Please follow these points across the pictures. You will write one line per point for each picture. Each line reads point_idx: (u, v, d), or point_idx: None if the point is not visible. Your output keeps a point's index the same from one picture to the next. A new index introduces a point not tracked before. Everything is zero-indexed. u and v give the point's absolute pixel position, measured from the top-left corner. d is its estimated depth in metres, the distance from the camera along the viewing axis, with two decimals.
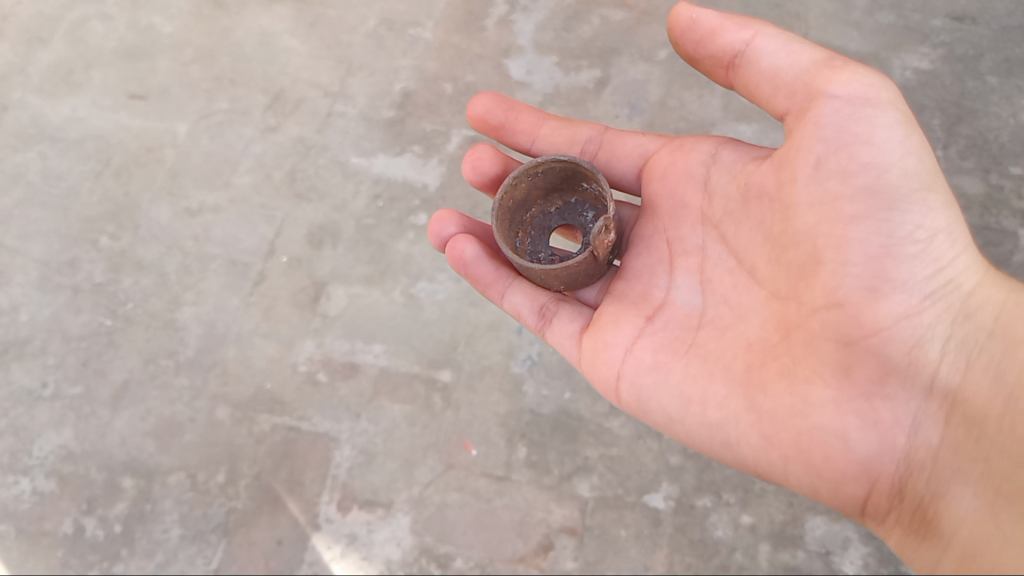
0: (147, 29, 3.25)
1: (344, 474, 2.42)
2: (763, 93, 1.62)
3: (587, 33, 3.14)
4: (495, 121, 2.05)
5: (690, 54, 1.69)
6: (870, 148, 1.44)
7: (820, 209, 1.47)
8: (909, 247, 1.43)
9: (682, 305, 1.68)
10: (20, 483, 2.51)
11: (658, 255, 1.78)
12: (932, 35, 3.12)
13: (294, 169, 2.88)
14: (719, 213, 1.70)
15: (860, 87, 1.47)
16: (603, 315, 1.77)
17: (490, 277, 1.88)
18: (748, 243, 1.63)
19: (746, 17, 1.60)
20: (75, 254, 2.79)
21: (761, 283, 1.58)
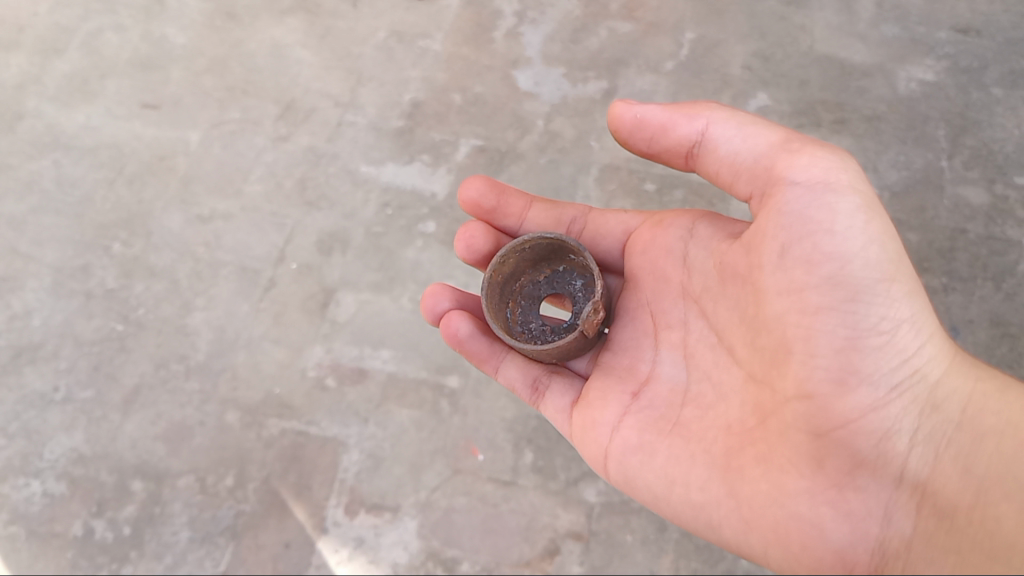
0: (160, 40, 3.30)
1: (352, 478, 2.44)
2: (728, 179, 1.60)
3: (594, 45, 3.19)
4: (487, 206, 2.02)
5: (644, 151, 1.69)
6: (833, 237, 1.40)
7: (789, 298, 1.42)
8: (876, 338, 1.38)
9: (666, 381, 1.64)
10: (30, 485, 2.53)
11: (643, 329, 1.76)
12: (937, 47, 3.15)
13: (304, 177, 2.92)
14: (699, 287, 1.67)
15: (820, 169, 1.44)
16: (590, 390, 1.75)
17: (484, 353, 1.89)
18: (726, 321, 1.58)
19: (695, 107, 1.59)
20: (89, 260, 2.83)
21: (739, 364, 1.53)
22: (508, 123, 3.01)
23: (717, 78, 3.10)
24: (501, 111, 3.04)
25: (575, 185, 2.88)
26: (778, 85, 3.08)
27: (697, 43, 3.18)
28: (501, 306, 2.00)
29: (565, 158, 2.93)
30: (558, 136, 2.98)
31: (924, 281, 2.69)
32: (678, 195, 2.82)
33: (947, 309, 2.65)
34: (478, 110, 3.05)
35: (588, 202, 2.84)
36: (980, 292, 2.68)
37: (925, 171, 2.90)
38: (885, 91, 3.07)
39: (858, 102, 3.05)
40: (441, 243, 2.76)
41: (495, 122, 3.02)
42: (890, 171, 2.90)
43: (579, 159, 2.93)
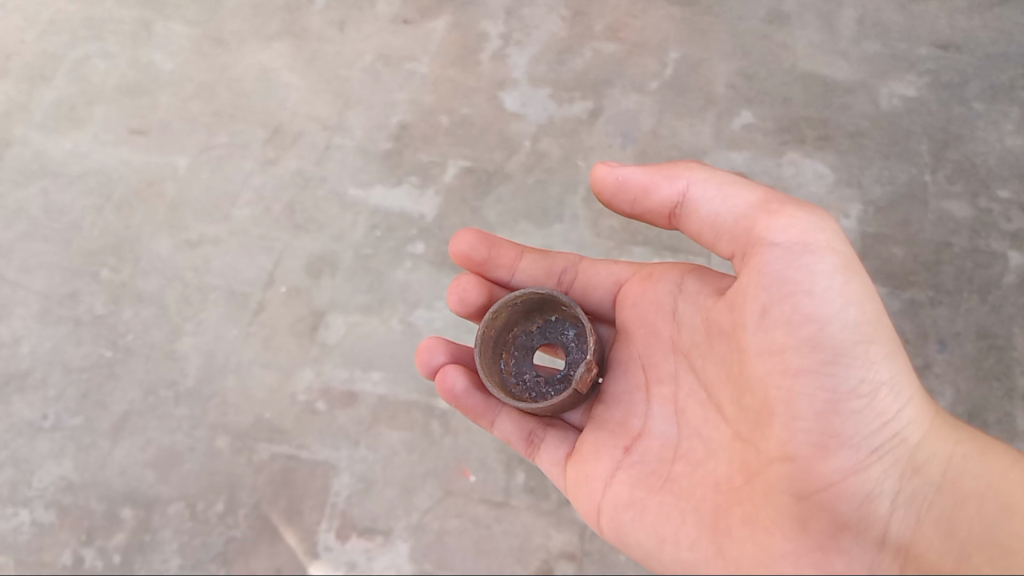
0: (148, 66, 3.32)
1: (343, 502, 2.43)
2: (710, 238, 1.63)
3: (579, 65, 3.22)
4: (478, 258, 2.01)
5: (628, 212, 1.74)
6: (811, 298, 1.43)
7: (770, 358, 1.45)
8: (854, 401, 1.42)
9: (658, 435, 1.64)
10: (19, 514, 2.51)
11: (635, 381, 1.76)
12: (918, 63, 3.20)
13: (293, 201, 2.93)
14: (688, 343, 1.68)
15: (797, 229, 1.47)
16: (584, 443, 1.76)
17: (480, 407, 1.92)
18: (714, 377, 1.60)
19: (676, 169, 1.63)
20: (77, 286, 2.82)
21: (727, 421, 1.54)
22: (495, 144, 3.03)
23: (702, 96, 3.14)
24: (488, 132, 3.06)
25: (563, 204, 2.90)
26: (762, 102, 3.11)
27: (681, 62, 3.22)
28: (494, 357, 2.02)
29: (553, 177, 2.95)
30: (545, 156, 3.00)
31: (911, 294, 2.71)
32: None
33: (933, 322, 2.67)
34: (465, 131, 3.07)
35: (575, 221, 2.86)
36: (966, 305, 2.70)
37: (909, 186, 2.92)
38: (869, 107, 3.10)
39: (841, 118, 3.08)
40: (430, 264, 2.77)
41: (482, 143, 3.03)
42: (874, 186, 2.93)
43: (566, 179, 2.95)
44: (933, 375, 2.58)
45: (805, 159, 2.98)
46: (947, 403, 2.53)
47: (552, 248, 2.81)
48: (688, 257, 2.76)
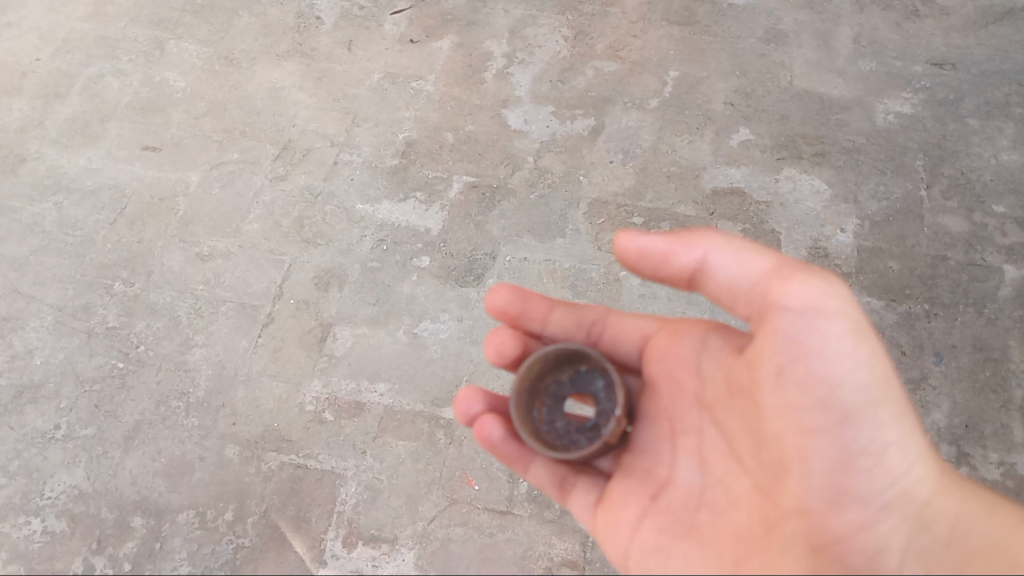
0: (160, 84, 3.41)
1: (350, 510, 2.45)
2: (727, 300, 1.61)
3: (581, 84, 3.33)
4: (513, 312, 1.96)
5: (646, 273, 1.73)
6: (822, 362, 1.43)
7: (784, 419, 1.48)
8: (864, 462, 1.47)
9: (682, 484, 1.65)
10: (31, 523, 2.48)
11: (661, 432, 1.72)
12: (913, 81, 3.29)
13: (302, 215, 3.01)
14: (711, 396, 1.66)
15: (810, 295, 1.44)
16: (614, 490, 1.76)
17: (514, 456, 1.88)
18: (735, 430, 1.60)
19: (693, 236, 1.62)
20: (90, 299, 2.87)
21: (746, 472, 1.58)
22: (499, 160, 3.11)
23: (701, 113, 3.22)
24: (492, 148, 3.15)
25: (565, 219, 2.96)
26: (760, 119, 3.19)
27: (680, 81, 3.32)
28: None
29: (555, 193, 3.03)
30: (548, 172, 3.08)
31: (907, 307, 2.73)
32: (664, 228, 2.92)
33: (930, 334, 2.68)
34: (469, 148, 3.16)
35: (577, 235, 2.92)
36: (962, 318, 2.72)
37: (904, 201, 2.98)
38: (865, 123, 3.17)
39: (838, 134, 3.15)
40: (435, 277, 2.84)
41: (486, 159, 3.12)
42: (870, 201, 2.98)
43: (568, 194, 3.02)
44: (931, 387, 2.58)
45: (802, 175, 3.04)
46: (945, 414, 2.53)
47: (555, 261, 2.86)
48: None
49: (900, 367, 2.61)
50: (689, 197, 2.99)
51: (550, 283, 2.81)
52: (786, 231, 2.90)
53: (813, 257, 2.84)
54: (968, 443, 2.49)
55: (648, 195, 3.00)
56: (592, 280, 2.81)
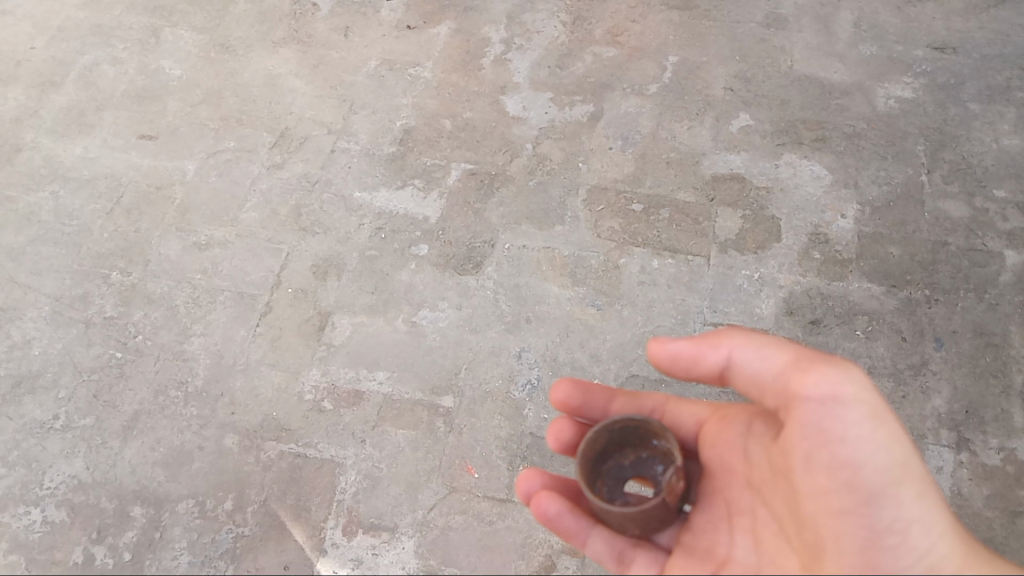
0: (156, 72, 3.39)
1: (349, 499, 2.43)
2: (756, 394, 1.69)
3: (580, 70, 3.31)
4: (574, 404, 1.98)
5: (683, 375, 1.81)
6: (846, 445, 1.51)
7: (816, 499, 1.55)
8: (893, 538, 1.53)
9: (740, 562, 1.68)
10: (31, 513, 2.45)
11: (717, 513, 1.76)
12: (914, 65, 3.27)
13: (300, 204, 3.00)
14: (757, 477, 1.70)
15: (827, 384, 1.53)
16: (674, 569, 1.75)
17: (572, 529, 1.83)
18: (780, 511, 1.66)
19: (720, 336, 1.72)
20: (88, 289, 2.86)
21: (794, 550, 1.63)
22: (497, 147, 3.10)
23: (701, 99, 3.20)
24: (490, 135, 3.14)
25: (564, 206, 2.95)
26: (760, 105, 3.18)
27: (680, 66, 3.30)
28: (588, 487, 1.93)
29: (553, 180, 3.01)
30: (547, 159, 3.06)
31: (908, 293, 2.72)
32: (664, 215, 2.90)
33: (930, 320, 2.67)
34: (468, 134, 3.14)
35: (576, 222, 2.90)
36: (962, 304, 2.70)
37: (905, 186, 2.96)
38: (865, 108, 3.15)
39: (839, 120, 3.13)
40: (434, 265, 2.83)
41: (484, 146, 3.11)
42: (871, 187, 2.96)
43: (567, 181, 3.00)
44: (931, 373, 2.56)
45: (802, 160, 3.03)
46: (944, 400, 2.51)
47: (554, 249, 2.85)
48: (688, 258, 2.80)
49: (900, 353, 2.60)
50: (689, 183, 2.98)
51: (549, 271, 2.80)
52: (786, 217, 2.88)
53: (813, 243, 2.83)
54: (969, 429, 2.46)
55: (647, 182, 2.99)
56: (592, 267, 2.80)
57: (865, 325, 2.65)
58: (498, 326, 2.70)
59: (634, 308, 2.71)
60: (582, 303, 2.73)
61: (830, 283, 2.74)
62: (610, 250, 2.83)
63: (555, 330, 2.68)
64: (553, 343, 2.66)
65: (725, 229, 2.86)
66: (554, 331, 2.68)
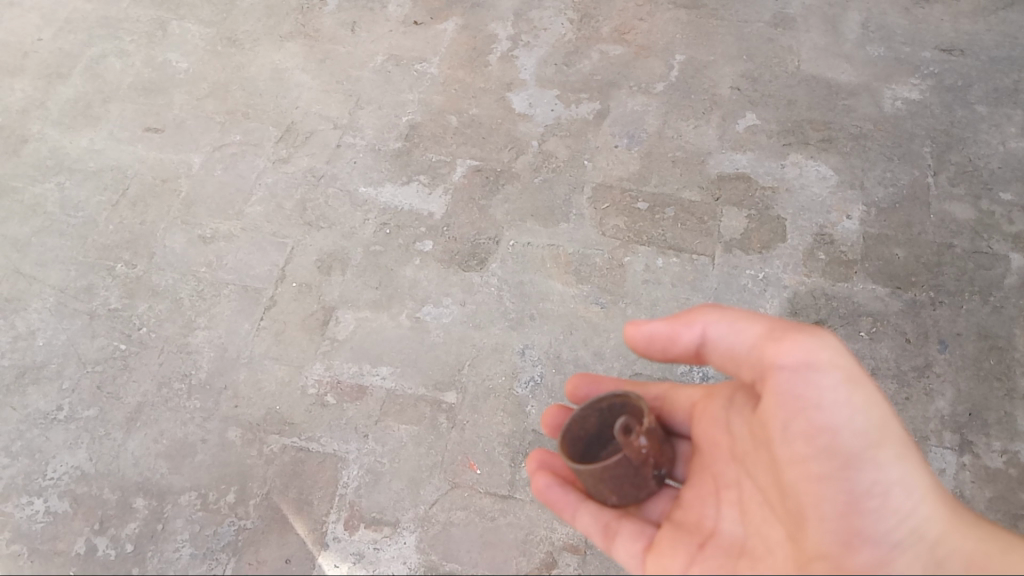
0: (162, 64, 3.39)
1: (351, 493, 2.44)
2: (733, 368, 1.67)
3: (586, 67, 3.31)
4: (580, 392, 2.04)
5: (660, 356, 1.80)
6: (823, 412, 1.48)
7: (795, 467, 1.53)
8: (875, 501, 1.51)
9: (727, 534, 1.69)
10: (33, 503, 2.46)
11: (705, 486, 1.77)
12: (922, 66, 3.26)
13: (305, 199, 3.00)
14: (740, 449, 1.70)
15: (798, 353, 1.50)
16: (661, 539, 1.76)
17: (561, 501, 1.87)
18: (763, 480, 1.64)
19: (692, 314, 1.70)
20: (93, 280, 2.86)
21: (778, 519, 1.62)
22: (503, 144, 3.10)
23: (707, 98, 3.20)
24: (496, 132, 3.14)
25: (569, 203, 2.95)
26: (767, 105, 3.17)
27: (687, 65, 3.30)
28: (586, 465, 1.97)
29: (559, 177, 3.01)
30: (553, 156, 3.06)
31: (912, 295, 2.72)
32: (669, 213, 2.90)
33: (935, 322, 2.66)
34: (473, 131, 3.14)
35: (581, 220, 2.90)
36: (966, 306, 2.70)
37: (911, 187, 2.95)
38: (872, 109, 3.15)
39: (845, 120, 3.12)
40: (438, 261, 2.83)
41: (490, 143, 3.11)
42: (877, 188, 2.96)
43: (573, 178, 3.00)
44: (934, 375, 2.56)
45: (808, 160, 3.02)
46: (947, 401, 2.51)
47: (559, 246, 2.85)
48: (693, 257, 2.80)
49: (903, 355, 2.59)
50: (694, 182, 2.98)
51: (553, 268, 2.80)
52: (791, 217, 2.88)
53: (818, 244, 2.82)
54: (972, 432, 2.46)
55: (652, 180, 2.99)
56: (596, 265, 2.80)
57: (870, 326, 2.65)
58: (502, 322, 2.70)
59: (638, 307, 2.71)
60: (586, 300, 2.73)
61: (835, 284, 2.74)
62: (615, 248, 2.83)
63: (559, 327, 2.68)
64: (557, 340, 2.66)
65: (730, 228, 2.86)
66: (557, 329, 2.68)
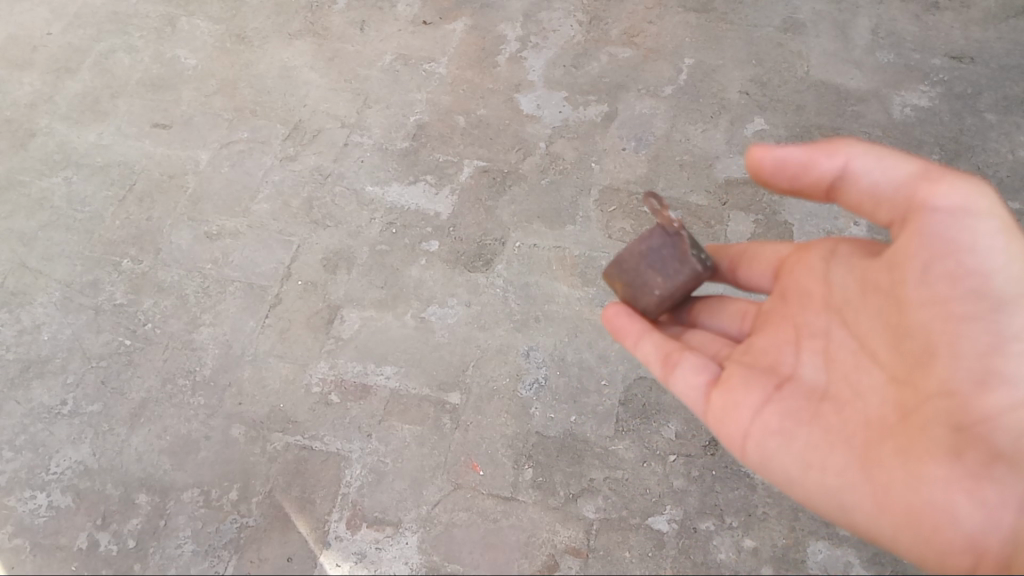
0: (171, 61, 3.40)
1: (354, 492, 2.43)
2: (867, 206, 1.75)
3: (595, 70, 3.31)
4: None
5: (778, 186, 1.84)
6: (975, 256, 1.64)
7: (932, 307, 1.65)
8: (1012, 345, 1.68)
9: (806, 378, 1.76)
10: (36, 498, 2.46)
11: (782, 333, 1.82)
12: (932, 74, 3.25)
13: (311, 197, 3.00)
14: (841, 298, 1.77)
15: (961, 198, 1.64)
16: (728, 376, 1.81)
17: (621, 326, 1.94)
18: (869, 328, 1.73)
19: (835, 143, 1.74)
20: (99, 275, 2.86)
21: (880, 365, 1.71)
22: (511, 145, 3.10)
23: (715, 102, 3.19)
24: (503, 132, 3.13)
25: (575, 205, 2.94)
26: (775, 109, 3.17)
27: (696, 68, 3.29)
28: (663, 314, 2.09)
29: (566, 179, 3.01)
30: (560, 158, 3.06)
31: None
32: (676, 217, 2.90)
33: None
34: (481, 132, 3.14)
35: (588, 222, 2.90)
36: None
37: None
38: (881, 115, 3.14)
39: (854, 126, 3.11)
40: (444, 261, 2.83)
41: (497, 143, 3.11)
42: None
43: (579, 180, 3.00)
44: None
45: None
46: None
47: (565, 248, 2.84)
48: None
49: None
50: (702, 186, 2.97)
51: (559, 270, 2.80)
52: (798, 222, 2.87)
53: None
54: None
55: (660, 183, 2.98)
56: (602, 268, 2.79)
57: None
58: (507, 324, 2.70)
59: None
60: (592, 303, 2.72)
61: None
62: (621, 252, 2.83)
63: (564, 329, 2.68)
64: (562, 343, 2.65)
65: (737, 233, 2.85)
66: (562, 331, 2.68)
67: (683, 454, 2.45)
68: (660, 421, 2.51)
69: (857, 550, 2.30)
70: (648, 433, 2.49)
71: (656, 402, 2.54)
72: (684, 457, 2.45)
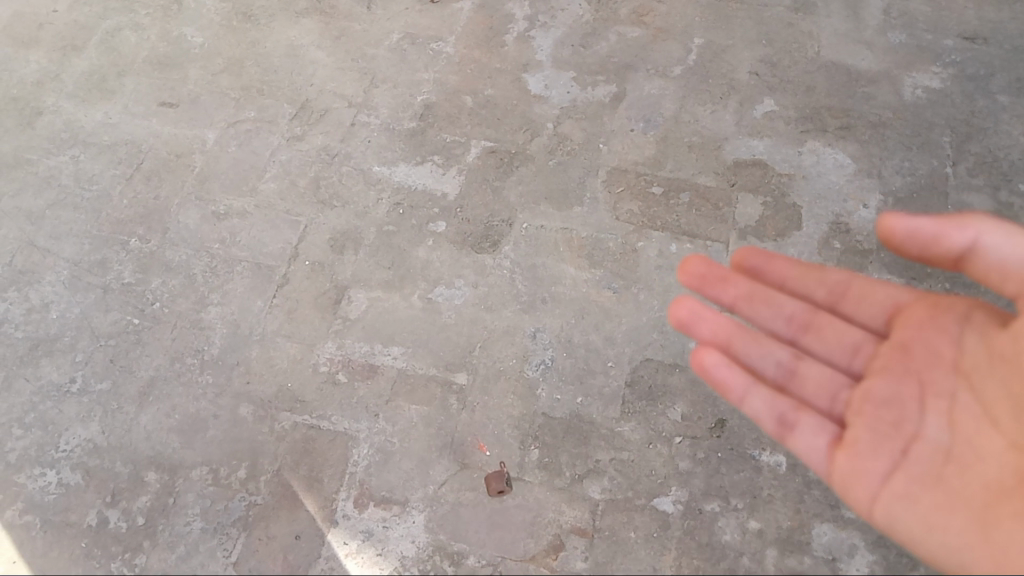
0: (178, 39, 3.38)
1: (361, 472, 2.45)
2: (996, 276, 1.79)
3: (603, 49, 3.28)
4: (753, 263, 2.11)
5: (903, 252, 1.86)
6: None
7: None
8: None
9: (931, 441, 1.80)
10: (46, 475, 2.48)
11: (907, 389, 1.84)
12: (944, 55, 3.22)
13: (318, 177, 3.00)
14: (969, 364, 1.84)
15: None
16: (854, 439, 1.83)
17: (729, 381, 1.93)
18: (995, 395, 1.82)
19: (967, 218, 1.78)
20: (106, 254, 2.87)
21: (1003, 432, 1.79)
22: (518, 126, 3.08)
23: (725, 83, 3.17)
24: (511, 113, 3.12)
25: (583, 187, 2.93)
26: (785, 90, 3.14)
27: (705, 48, 3.26)
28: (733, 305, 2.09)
29: (574, 160, 2.99)
30: (568, 139, 3.04)
31: (927, 286, 2.69)
32: (684, 199, 2.89)
33: None
34: (488, 112, 3.13)
35: (595, 203, 2.89)
36: None
37: (929, 177, 2.92)
38: (892, 97, 3.11)
39: (864, 108, 3.09)
40: (451, 242, 2.83)
41: (505, 124, 3.09)
42: (894, 177, 2.92)
43: (587, 161, 2.99)
44: None
45: (826, 148, 2.99)
46: None
47: (572, 230, 2.84)
48: (706, 243, 2.79)
49: None
50: (710, 167, 2.95)
51: (566, 252, 2.79)
52: (807, 205, 2.86)
53: (834, 232, 2.80)
54: None
55: (668, 164, 2.97)
56: (609, 249, 2.79)
57: None
58: (514, 305, 2.70)
59: (650, 292, 2.70)
60: (599, 285, 2.72)
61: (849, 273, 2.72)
62: (629, 233, 2.82)
63: (571, 311, 2.68)
64: (568, 324, 2.66)
65: (745, 215, 2.84)
66: (569, 312, 2.68)
67: (689, 436, 2.46)
68: (667, 403, 2.52)
69: (862, 532, 2.31)
70: (654, 415, 2.50)
71: (662, 385, 2.54)
72: (690, 439, 2.46)
